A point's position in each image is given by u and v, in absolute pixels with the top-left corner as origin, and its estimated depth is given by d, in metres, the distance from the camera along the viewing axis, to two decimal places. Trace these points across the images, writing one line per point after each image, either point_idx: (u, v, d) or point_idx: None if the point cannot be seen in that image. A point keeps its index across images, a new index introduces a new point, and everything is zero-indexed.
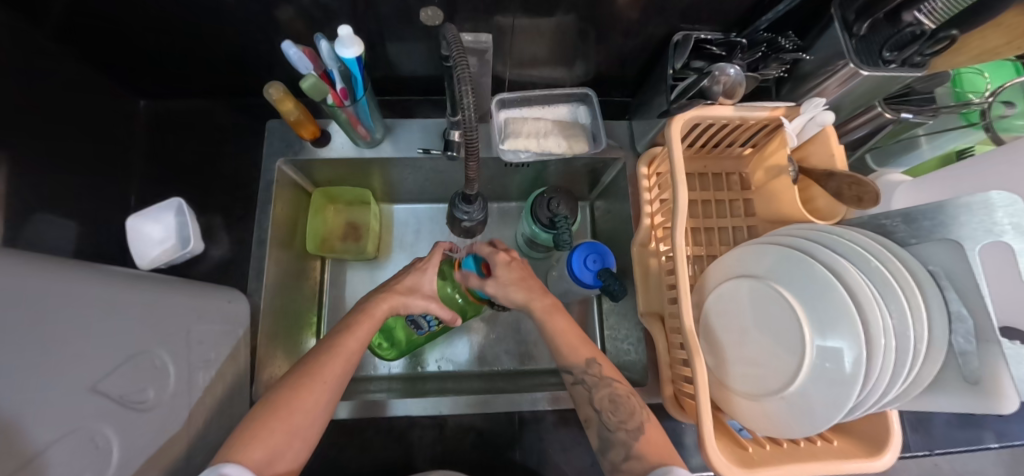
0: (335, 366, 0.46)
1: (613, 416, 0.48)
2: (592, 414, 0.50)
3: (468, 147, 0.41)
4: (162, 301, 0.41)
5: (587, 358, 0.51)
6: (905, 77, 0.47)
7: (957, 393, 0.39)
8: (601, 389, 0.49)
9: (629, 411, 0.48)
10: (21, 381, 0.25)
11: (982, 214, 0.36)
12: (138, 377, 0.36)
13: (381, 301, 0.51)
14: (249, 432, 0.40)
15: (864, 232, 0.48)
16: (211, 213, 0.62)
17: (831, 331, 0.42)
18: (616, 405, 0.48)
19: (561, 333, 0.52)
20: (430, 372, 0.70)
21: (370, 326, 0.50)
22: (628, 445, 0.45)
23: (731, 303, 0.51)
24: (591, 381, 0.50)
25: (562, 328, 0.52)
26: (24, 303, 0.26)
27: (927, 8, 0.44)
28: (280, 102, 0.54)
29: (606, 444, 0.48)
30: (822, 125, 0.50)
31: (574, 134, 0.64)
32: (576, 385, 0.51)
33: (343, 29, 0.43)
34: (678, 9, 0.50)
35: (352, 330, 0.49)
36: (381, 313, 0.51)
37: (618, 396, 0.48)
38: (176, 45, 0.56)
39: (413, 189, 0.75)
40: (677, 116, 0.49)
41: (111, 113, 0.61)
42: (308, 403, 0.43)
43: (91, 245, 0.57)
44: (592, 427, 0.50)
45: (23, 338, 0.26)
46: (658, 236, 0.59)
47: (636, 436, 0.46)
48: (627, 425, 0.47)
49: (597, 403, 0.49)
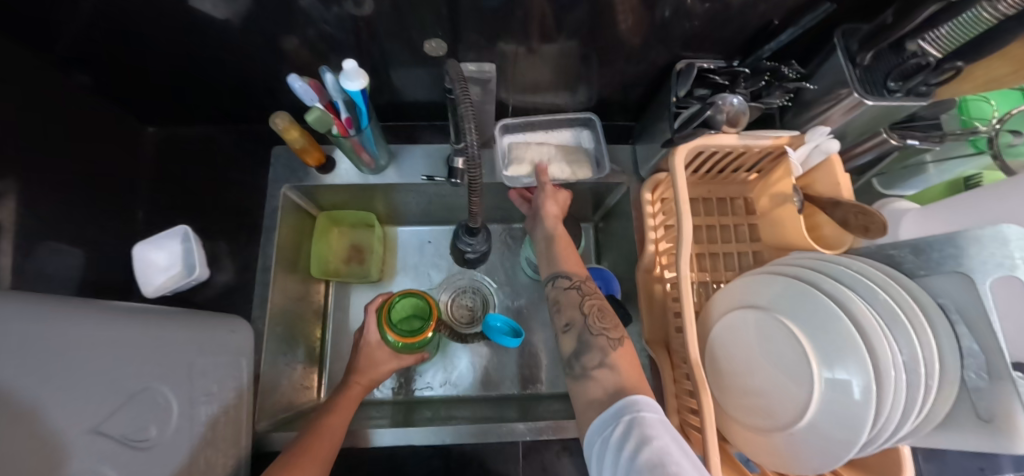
0: (340, 413, 0.51)
1: (598, 322, 0.47)
2: (577, 317, 0.48)
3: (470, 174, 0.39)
4: (165, 334, 0.41)
5: (585, 275, 0.52)
6: (909, 107, 0.47)
7: (971, 430, 0.39)
8: (592, 299, 0.50)
9: (613, 322, 0.48)
10: (15, 432, 0.25)
11: (997, 249, 0.36)
12: (139, 415, 0.36)
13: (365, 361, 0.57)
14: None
15: (870, 261, 0.47)
16: (216, 239, 0.62)
17: (839, 364, 0.42)
18: (603, 313, 0.48)
19: (567, 253, 0.54)
20: (434, 397, 0.69)
21: (351, 406, 0.53)
22: (607, 352, 0.45)
23: (737, 333, 0.51)
24: (585, 289, 0.50)
25: (568, 250, 0.55)
26: (21, 349, 0.26)
27: (932, 37, 0.42)
28: (285, 131, 0.54)
29: (583, 348, 0.46)
30: (827, 153, 0.50)
31: (578, 160, 0.64)
32: (568, 290, 0.51)
33: (347, 63, 0.44)
34: (680, 37, 0.50)
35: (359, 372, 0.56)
36: (365, 382, 0.56)
37: (606, 307, 0.49)
38: (181, 72, 0.57)
39: (416, 212, 0.75)
40: (680, 146, 0.49)
41: (118, 141, 0.62)
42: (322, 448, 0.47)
43: (98, 271, 0.57)
44: (571, 330, 0.48)
45: (18, 385, 0.25)
46: (663, 263, 0.59)
47: (615, 345, 0.46)
48: (610, 333, 0.47)
49: (587, 308, 0.49)
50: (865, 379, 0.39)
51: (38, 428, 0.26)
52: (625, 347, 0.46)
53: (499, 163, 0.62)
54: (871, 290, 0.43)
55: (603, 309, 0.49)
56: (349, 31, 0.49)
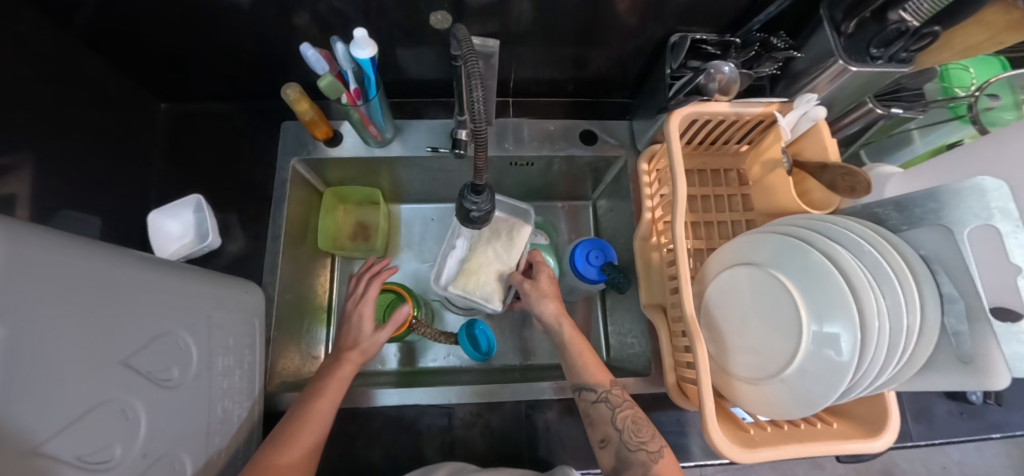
0: (310, 427, 0.48)
1: (635, 437, 0.49)
2: (612, 433, 0.50)
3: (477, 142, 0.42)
4: (182, 287, 0.42)
5: (609, 382, 0.53)
6: (893, 74, 0.49)
7: (952, 372, 0.41)
8: (623, 410, 0.51)
9: (649, 433, 0.50)
10: (41, 353, 0.26)
11: (977, 199, 0.38)
12: (163, 356, 0.38)
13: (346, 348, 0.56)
14: None
15: (858, 220, 0.49)
16: (227, 210, 0.64)
17: (827, 316, 0.44)
18: (638, 426, 0.50)
19: (584, 358, 0.56)
20: (433, 368, 0.71)
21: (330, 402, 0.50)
22: (647, 466, 0.47)
23: (731, 290, 0.53)
24: (614, 401, 0.52)
25: (584, 352, 0.56)
26: (51, 277, 0.28)
27: (911, 7, 0.44)
28: (296, 103, 0.56)
29: (623, 465, 0.49)
30: (814, 120, 0.52)
31: (510, 225, 0.64)
32: (597, 404, 0.53)
33: (358, 32, 0.46)
34: (674, 11, 0.53)
35: (333, 372, 0.53)
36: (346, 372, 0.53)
37: (639, 418, 0.51)
38: (195, 48, 0.59)
39: (421, 189, 0.78)
40: (675, 112, 0.52)
41: (133, 115, 0.64)
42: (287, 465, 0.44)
43: (114, 238, 0.59)
44: (608, 447, 0.50)
45: (47, 309, 0.27)
46: (659, 230, 0.61)
47: (655, 458, 0.48)
48: (648, 446, 0.49)
49: (620, 422, 0.50)
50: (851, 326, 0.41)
51: (68, 352, 0.28)
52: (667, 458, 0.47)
53: (478, 304, 0.61)
54: (858, 244, 0.46)
55: (636, 418, 0.51)
56: (357, 5, 0.51)
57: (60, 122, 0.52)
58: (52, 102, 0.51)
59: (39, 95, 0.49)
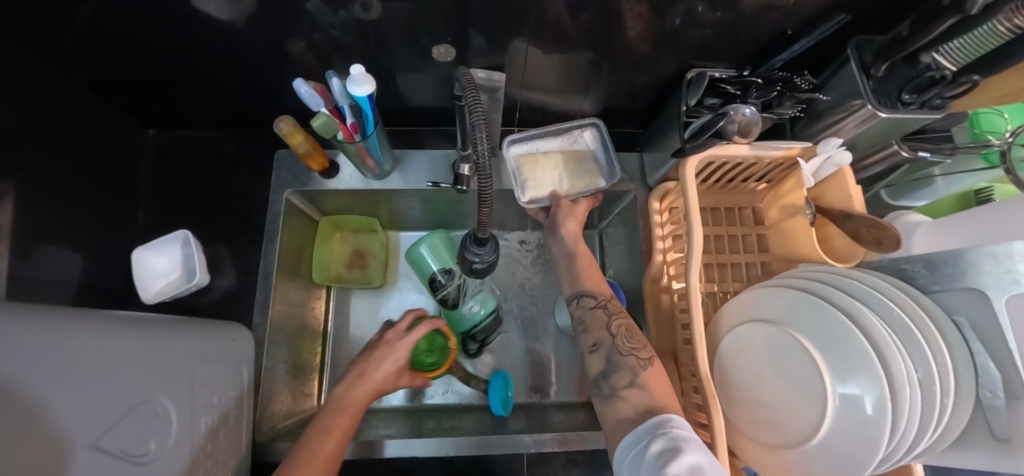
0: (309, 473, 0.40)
1: (627, 342, 0.47)
2: (605, 336, 0.48)
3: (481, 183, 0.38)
4: (159, 344, 0.39)
5: (610, 294, 0.52)
6: (922, 120, 0.46)
7: (987, 449, 0.39)
8: (619, 319, 0.50)
9: (641, 342, 0.47)
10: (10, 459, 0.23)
11: (1008, 263, 0.36)
12: (139, 428, 0.35)
13: (355, 392, 0.48)
14: None
15: (882, 275, 0.47)
16: (217, 244, 0.61)
17: (851, 378, 0.41)
18: (632, 334, 0.48)
19: (590, 270, 0.55)
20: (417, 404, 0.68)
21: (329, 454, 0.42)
22: (636, 372, 0.44)
23: (744, 345, 0.50)
24: (611, 309, 0.50)
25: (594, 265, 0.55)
26: (11, 365, 0.25)
27: (946, 49, 0.41)
28: (290, 136, 0.53)
29: (612, 368, 0.46)
30: (838, 165, 0.49)
31: (585, 167, 0.62)
32: (593, 310, 0.51)
33: (355, 68, 0.43)
34: (691, 46, 0.50)
35: (328, 430, 0.44)
36: (356, 407, 0.47)
37: (634, 328, 0.49)
38: (184, 75, 0.56)
39: (420, 217, 0.74)
40: (690, 157, 0.49)
41: (119, 142, 0.61)
42: None
43: (96, 277, 0.55)
44: (598, 351, 0.48)
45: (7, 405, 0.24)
46: (671, 273, 0.58)
47: (645, 366, 0.45)
48: (639, 354, 0.46)
49: (614, 328, 0.49)
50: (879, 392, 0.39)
51: (45, 440, 0.25)
52: (656, 366, 0.45)
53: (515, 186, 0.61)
54: (884, 305, 0.43)
55: (632, 329, 0.49)
56: (356, 35, 0.48)
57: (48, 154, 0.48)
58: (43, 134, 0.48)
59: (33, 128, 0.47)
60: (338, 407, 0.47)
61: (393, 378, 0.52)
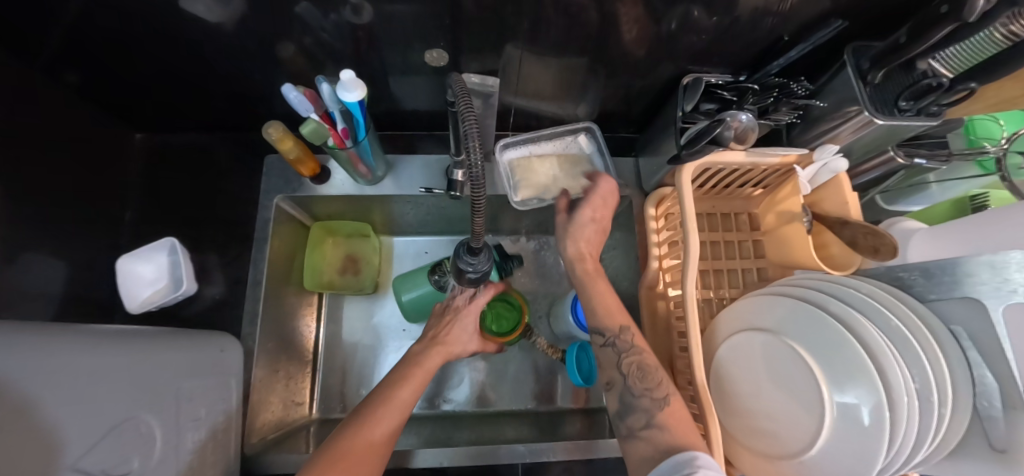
0: (382, 427, 0.43)
1: (639, 382, 0.45)
2: (616, 376, 0.47)
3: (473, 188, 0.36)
4: (142, 358, 0.38)
5: (621, 325, 0.48)
6: (919, 127, 0.46)
7: (985, 459, 0.38)
8: (630, 356, 0.46)
9: (656, 380, 0.45)
10: None
11: (1003, 273, 0.36)
12: (123, 446, 0.34)
13: (433, 352, 0.51)
14: None
15: (880, 283, 0.47)
16: (206, 251, 0.60)
17: (849, 388, 0.41)
18: (644, 372, 0.45)
19: (599, 297, 0.50)
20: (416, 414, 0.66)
21: (398, 414, 0.44)
22: (651, 413, 0.43)
23: (742, 353, 0.50)
24: (622, 346, 0.47)
25: (602, 291, 0.50)
26: None
27: (942, 56, 0.42)
28: (279, 141, 0.52)
29: (626, 409, 0.45)
30: (835, 172, 0.49)
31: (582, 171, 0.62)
32: (604, 348, 0.48)
33: (345, 74, 0.42)
34: (688, 50, 0.49)
35: (402, 383, 0.47)
36: (434, 365, 0.50)
37: (647, 364, 0.46)
38: (173, 79, 0.55)
39: (414, 222, 0.73)
40: (687, 164, 0.49)
41: (105, 147, 0.59)
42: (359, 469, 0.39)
43: (81, 286, 0.54)
44: (613, 390, 0.47)
45: None
46: (667, 280, 0.58)
47: (661, 406, 0.43)
48: (653, 393, 0.44)
49: (624, 367, 0.46)
50: (877, 401, 0.38)
51: (25, 465, 0.25)
52: (672, 405, 0.42)
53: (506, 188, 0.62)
54: (882, 315, 0.42)
55: (644, 363, 0.46)
56: (347, 39, 0.48)
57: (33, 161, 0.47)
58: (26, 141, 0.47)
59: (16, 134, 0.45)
60: (411, 363, 0.50)
61: (464, 342, 0.54)
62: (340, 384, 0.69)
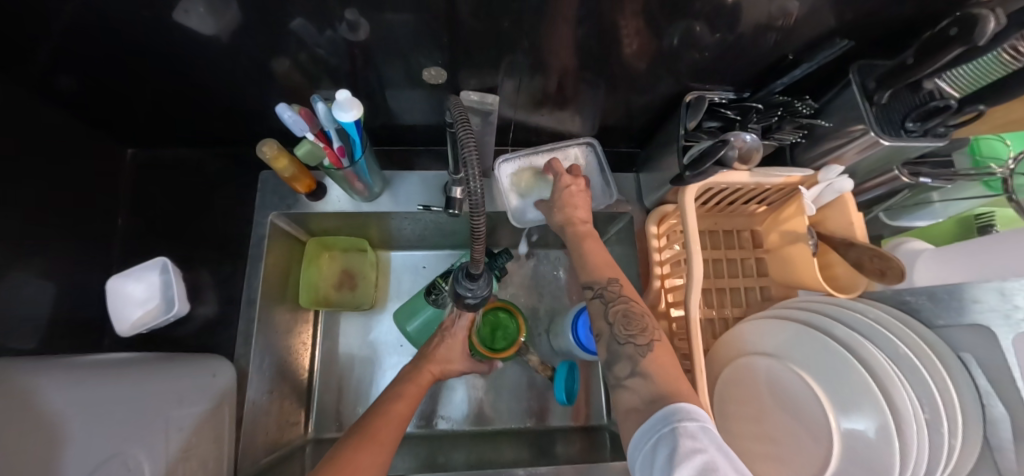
0: (390, 428, 0.44)
1: (625, 330, 0.42)
2: (603, 327, 0.44)
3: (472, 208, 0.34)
4: (109, 398, 0.37)
5: (609, 276, 0.46)
6: (924, 147, 0.45)
7: None
8: (617, 304, 0.44)
9: (641, 326, 0.42)
10: None
11: (1013, 301, 0.36)
12: None
13: (423, 367, 0.52)
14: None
15: (887, 308, 0.46)
16: (198, 269, 0.58)
17: (855, 414, 0.40)
18: (630, 320, 0.43)
19: (590, 254, 0.49)
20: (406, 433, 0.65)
21: (398, 425, 0.45)
22: (636, 361, 0.40)
23: (745, 375, 0.49)
24: (609, 296, 0.45)
25: (592, 247, 0.49)
26: None
27: (947, 76, 0.42)
28: (274, 160, 0.51)
29: (613, 358, 0.42)
30: (840, 192, 0.48)
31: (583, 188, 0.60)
32: (593, 299, 0.46)
33: (341, 93, 0.41)
34: (690, 68, 0.49)
35: (399, 396, 0.48)
36: (425, 381, 0.52)
37: (633, 311, 0.43)
38: (166, 93, 0.53)
39: (411, 237, 0.72)
40: (689, 186, 0.48)
41: (95, 163, 0.58)
42: (367, 462, 0.40)
43: (70, 308, 0.52)
44: (601, 340, 0.44)
45: None
46: (669, 299, 0.57)
47: (645, 353, 0.41)
48: (637, 341, 0.42)
49: (611, 316, 0.44)
50: (883, 429, 0.37)
51: None
52: (657, 351, 0.40)
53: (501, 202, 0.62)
54: (889, 342, 0.41)
55: (630, 312, 0.43)
56: (344, 56, 0.47)
57: (26, 180, 0.46)
58: (21, 161, 0.46)
59: (8, 151, 0.44)
60: (412, 374, 0.52)
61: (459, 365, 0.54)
62: (336, 402, 0.68)
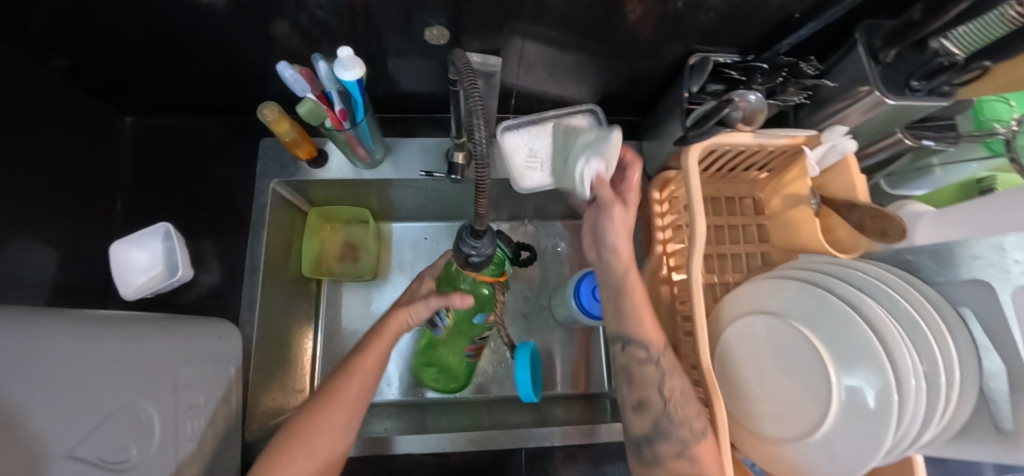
0: (353, 388, 0.45)
1: (679, 410, 0.45)
2: (654, 398, 0.47)
3: (477, 169, 0.34)
4: None
5: (663, 347, 0.49)
6: (928, 107, 0.45)
7: (989, 440, 0.39)
8: (673, 381, 0.47)
9: (697, 409, 0.45)
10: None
11: (998, 254, 0.37)
12: (123, 435, 0.34)
13: (389, 317, 0.49)
14: (277, 464, 0.40)
15: (885, 266, 0.46)
16: (201, 238, 0.58)
17: (856, 369, 0.40)
18: (685, 400, 0.46)
19: (643, 318, 0.50)
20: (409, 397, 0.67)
21: (366, 381, 0.46)
22: (685, 444, 0.44)
23: (747, 337, 0.50)
24: (663, 368, 0.48)
25: (643, 309, 0.51)
26: None
27: (953, 35, 0.41)
28: (274, 124, 0.50)
29: (658, 435, 0.46)
30: (843, 153, 0.48)
31: None
32: (644, 366, 0.49)
33: (343, 50, 0.40)
34: (696, 30, 0.48)
35: (366, 350, 0.47)
36: (391, 332, 0.49)
37: (689, 392, 0.46)
38: (166, 59, 0.52)
39: (412, 208, 0.73)
40: (695, 145, 0.47)
41: (94, 131, 0.57)
42: (331, 425, 0.43)
43: (73, 276, 0.52)
44: (647, 411, 0.48)
45: None
46: (671, 264, 0.58)
47: (699, 438, 0.43)
48: (691, 425, 0.44)
49: (667, 392, 0.47)
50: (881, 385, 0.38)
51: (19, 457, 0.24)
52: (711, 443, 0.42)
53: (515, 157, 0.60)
54: (890, 298, 0.42)
55: (686, 391, 0.46)
56: (344, 17, 0.46)
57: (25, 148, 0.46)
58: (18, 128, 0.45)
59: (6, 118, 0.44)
60: (377, 328, 0.49)
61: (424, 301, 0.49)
62: None
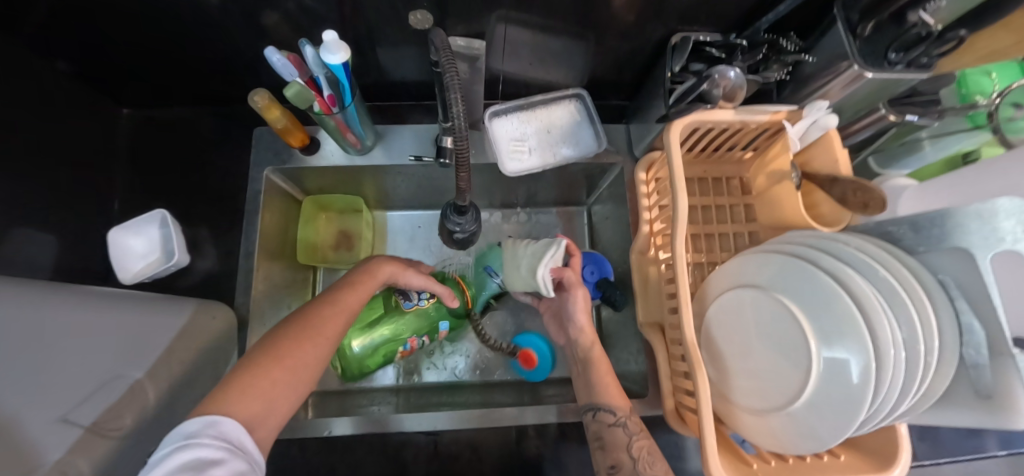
0: (333, 322, 0.42)
1: (650, 467, 0.44)
2: (624, 459, 0.45)
3: (458, 156, 0.37)
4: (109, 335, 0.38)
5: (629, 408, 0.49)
6: (910, 80, 0.46)
7: (972, 407, 0.36)
8: (641, 439, 0.47)
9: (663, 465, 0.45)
10: None
11: (988, 221, 0.32)
12: (117, 404, 0.35)
13: (384, 264, 0.52)
14: (238, 380, 0.34)
15: (866, 238, 0.46)
16: (197, 225, 0.60)
17: (838, 342, 0.41)
18: (654, 459, 0.45)
19: (606, 381, 0.51)
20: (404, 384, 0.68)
21: (345, 316, 0.44)
22: None
23: (735, 310, 0.51)
24: (631, 428, 0.47)
25: (608, 378, 0.51)
26: None
27: (932, 7, 0.42)
28: (266, 110, 0.51)
29: None
30: (825, 128, 0.48)
31: (574, 138, 0.62)
32: (612, 428, 0.47)
33: (327, 35, 0.41)
34: (675, 11, 0.48)
35: (353, 287, 0.47)
36: (381, 277, 0.51)
37: (655, 450, 0.46)
38: (159, 52, 0.54)
39: (405, 195, 0.74)
40: (676, 121, 0.48)
41: (93, 123, 0.59)
42: (308, 356, 0.38)
43: (76, 262, 0.54)
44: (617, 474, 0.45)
45: None
46: (657, 244, 0.58)
47: None
48: None
49: (635, 451, 0.46)
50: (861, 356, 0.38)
51: None
52: None
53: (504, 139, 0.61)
54: (869, 268, 0.42)
55: (653, 450, 0.46)
56: (326, 5, 0.47)
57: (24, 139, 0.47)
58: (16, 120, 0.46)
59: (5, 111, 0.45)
60: (364, 273, 0.50)
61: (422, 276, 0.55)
62: None
